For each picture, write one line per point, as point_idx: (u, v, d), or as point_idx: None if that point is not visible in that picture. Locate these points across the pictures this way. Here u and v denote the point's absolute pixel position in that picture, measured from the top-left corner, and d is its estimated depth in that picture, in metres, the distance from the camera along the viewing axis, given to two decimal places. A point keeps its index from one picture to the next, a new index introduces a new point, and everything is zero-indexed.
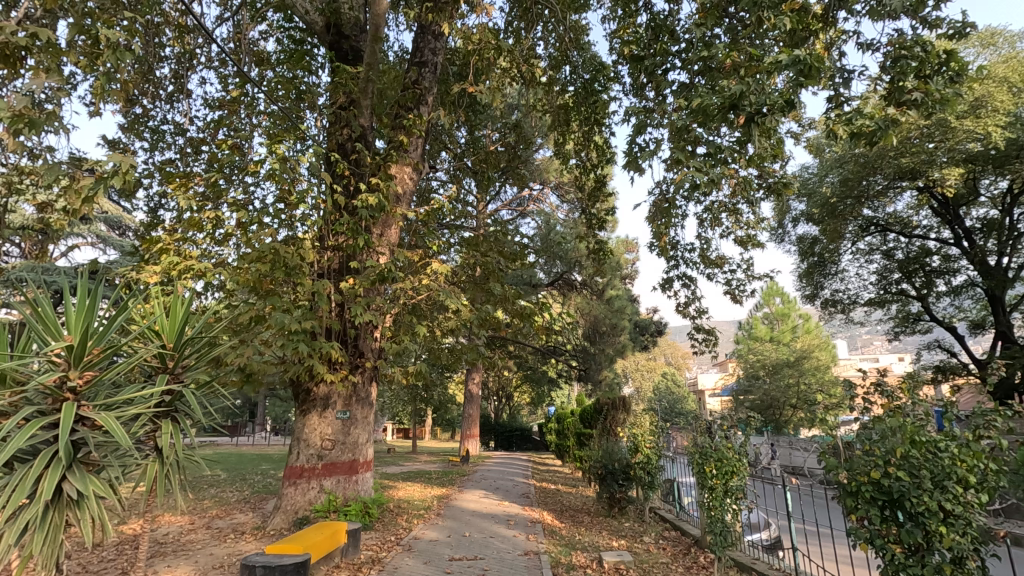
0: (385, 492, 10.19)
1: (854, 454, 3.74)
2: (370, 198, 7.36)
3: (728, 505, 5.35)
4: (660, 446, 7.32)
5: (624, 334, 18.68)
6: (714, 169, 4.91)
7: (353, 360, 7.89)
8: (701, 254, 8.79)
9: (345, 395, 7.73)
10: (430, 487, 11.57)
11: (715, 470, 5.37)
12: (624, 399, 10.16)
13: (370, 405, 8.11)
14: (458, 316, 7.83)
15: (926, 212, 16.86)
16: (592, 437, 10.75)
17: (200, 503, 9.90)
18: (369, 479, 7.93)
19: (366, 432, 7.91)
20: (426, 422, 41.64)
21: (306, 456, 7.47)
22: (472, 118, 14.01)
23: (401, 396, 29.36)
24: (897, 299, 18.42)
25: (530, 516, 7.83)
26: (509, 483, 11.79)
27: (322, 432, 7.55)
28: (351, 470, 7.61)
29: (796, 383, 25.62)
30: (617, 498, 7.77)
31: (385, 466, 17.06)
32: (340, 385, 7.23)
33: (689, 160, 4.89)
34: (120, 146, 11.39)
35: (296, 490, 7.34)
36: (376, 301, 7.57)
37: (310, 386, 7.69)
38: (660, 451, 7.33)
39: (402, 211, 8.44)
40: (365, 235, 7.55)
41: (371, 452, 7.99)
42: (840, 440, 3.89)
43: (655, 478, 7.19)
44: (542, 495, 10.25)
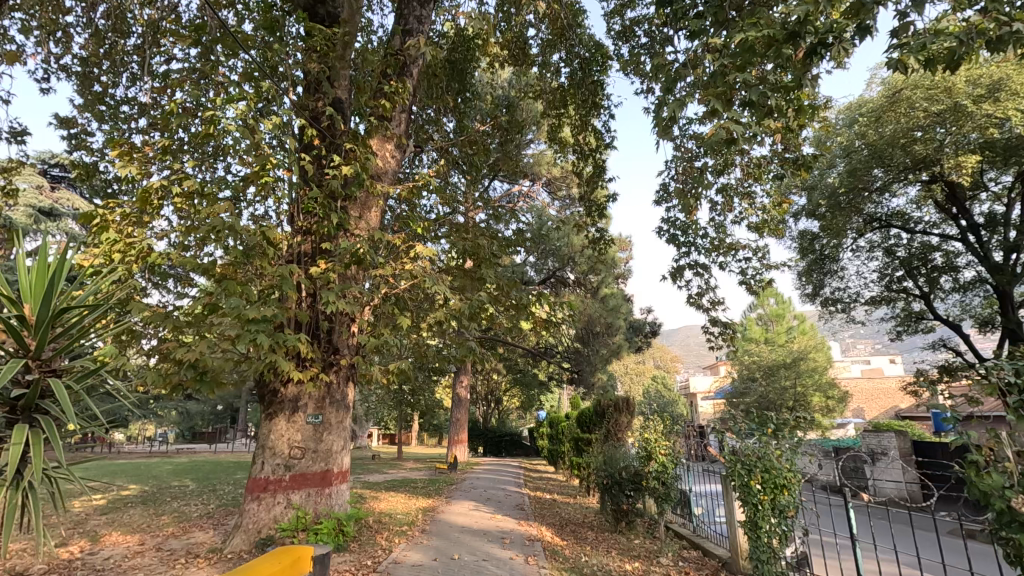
0: (365, 504, 9.25)
1: (1001, 470, 3.03)
2: (346, 171, 6.47)
3: (773, 526, 4.62)
4: (674, 452, 6.52)
5: (618, 334, 17.92)
6: (756, 120, 4.12)
7: (325, 357, 6.96)
8: (713, 240, 8.06)
9: (317, 397, 6.82)
10: (414, 498, 10.63)
11: (762, 484, 4.70)
12: (627, 401, 9.36)
13: (346, 408, 7.21)
14: (447, 307, 6.97)
15: (929, 207, 16.34)
16: (591, 442, 9.92)
17: (157, 519, 8.87)
18: (344, 493, 7.00)
19: (341, 439, 7.02)
20: (412, 428, 40.58)
21: (271, 467, 6.52)
22: (461, 104, 13.17)
23: (386, 401, 28.38)
24: (899, 298, 17.87)
25: (526, 532, 6.96)
26: (501, 493, 10.92)
27: (289, 439, 6.60)
28: (323, 482, 6.69)
29: (792, 384, 25.06)
30: (623, 511, 6.94)
31: (368, 475, 16.11)
32: (310, 385, 6.31)
33: (725, 113, 4.10)
34: (75, 126, 10.36)
35: (259, 506, 6.39)
36: (353, 289, 6.67)
37: (276, 386, 6.74)
38: (676, 458, 6.49)
39: (384, 191, 7.55)
40: (340, 215, 6.66)
41: (347, 461, 7.08)
42: (984, 452, 3.15)
43: (670, 489, 6.37)
44: (537, 506, 9.39)
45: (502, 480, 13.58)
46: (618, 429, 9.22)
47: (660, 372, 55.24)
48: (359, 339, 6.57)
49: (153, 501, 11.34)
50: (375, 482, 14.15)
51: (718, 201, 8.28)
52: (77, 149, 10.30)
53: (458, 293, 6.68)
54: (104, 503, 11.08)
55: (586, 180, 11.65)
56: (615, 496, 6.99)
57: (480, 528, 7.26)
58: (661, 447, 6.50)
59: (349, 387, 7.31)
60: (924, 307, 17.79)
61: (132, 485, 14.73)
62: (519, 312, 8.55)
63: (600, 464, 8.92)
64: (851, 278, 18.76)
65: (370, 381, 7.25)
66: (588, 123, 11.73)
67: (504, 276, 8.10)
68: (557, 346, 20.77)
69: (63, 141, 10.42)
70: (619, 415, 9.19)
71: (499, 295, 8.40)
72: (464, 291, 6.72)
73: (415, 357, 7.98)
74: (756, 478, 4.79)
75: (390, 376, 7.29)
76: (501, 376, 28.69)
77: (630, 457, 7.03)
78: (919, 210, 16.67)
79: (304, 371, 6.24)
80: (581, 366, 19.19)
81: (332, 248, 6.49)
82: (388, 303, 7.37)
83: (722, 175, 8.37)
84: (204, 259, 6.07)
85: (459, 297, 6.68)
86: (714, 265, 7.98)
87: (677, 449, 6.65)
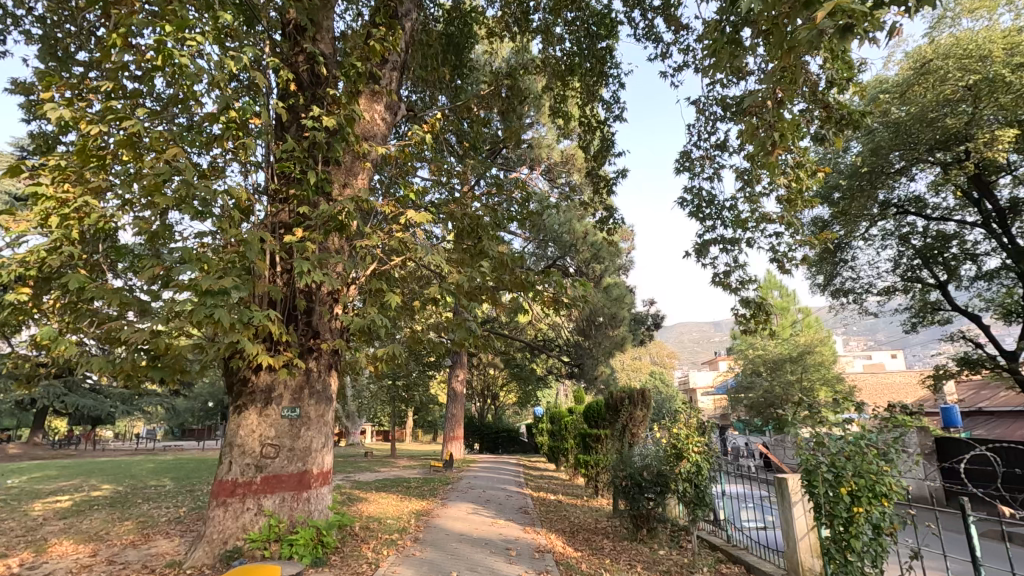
0: (352, 508, 8.40)
1: None
2: (328, 123, 5.53)
3: (862, 535, 3.92)
4: (709, 450, 5.70)
5: (622, 326, 17.15)
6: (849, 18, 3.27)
7: (303, 342, 6.06)
8: (742, 211, 7.21)
9: (293, 387, 5.93)
10: (407, 499, 9.78)
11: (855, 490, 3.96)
12: (643, 394, 8.51)
13: (329, 400, 6.33)
14: (443, 283, 6.10)
15: (946, 192, 15.63)
16: (602, 439, 9.10)
17: (119, 524, 7.96)
18: (325, 497, 6.11)
19: (321, 435, 6.13)
20: (408, 425, 39.78)
21: (240, 467, 5.63)
22: (458, 79, 12.24)
23: (380, 397, 27.51)
24: (915, 288, 17.13)
25: (534, 542, 6.11)
26: (502, 493, 10.09)
27: (261, 435, 5.72)
28: (300, 486, 5.79)
29: (798, 380, 24.36)
30: (645, 516, 6.12)
31: (359, 474, 15.27)
32: (283, 372, 5.40)
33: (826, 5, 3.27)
34: (29, 89, 9.34)
35: (225, 513, 5.51)
36: (337, 259, 5.77)
37: (247, 374, 5.87)
38: (710, 458, 5.64)
39: (370, 151, 6.61)
40: (318, 174, 5.74)
41: (328, 459, 6.20)
42: None
43: (704, 493, 5.54)
44: (542, 508, 8.57)
45: (502, 479, 12.76)
46: (633, 424, 8.38)
47: (657, 368, 54.73)
48: (339, 320, 5.65)
49: (123, 503, 10.42)
50: (366, 482, 13.24)
51: (748, 168, 7.38)
52: (34, 116, 9.31)
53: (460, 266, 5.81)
54: (69, 506, 10.15)
55: (593, 156, 10.74)
56: (634, 499, 6.15)
57: (481, 537, 6.41)
58: (693, 444, 5.67)
59: (333, 377, 6.43)
60: (941, 297, 17.07)
61: (106, 485, 13.78)
62: (524, 293, 7.65)
63: (614, 464, 8.07)
64: (865, 267, 18.01)
65: (356, 368, 6.35)
66: (596, 95, 10.84)
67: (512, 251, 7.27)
68: (558, 339, 19.93)
69: (17, 106, 9.40)
70: (634, 410, 8.31)
71: (501, 272, 7.54)
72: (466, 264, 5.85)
73: (408, 343, 7.10)
74: (849, 486, 4.03)
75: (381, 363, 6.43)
76: (499, 370, 27.85)
77: (651, 454, 6.20)
78: (937, 194, 15.96)
79: (277, 357, 5.35)
80: (583, 359, 18.34)
81: (312, 214, 5.52)
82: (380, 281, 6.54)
83: (751, 139, 7.53)
84: (153, 219, 5.05)
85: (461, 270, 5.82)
86: (744, 241, 7.21)
87: (711, 447, 5.81)
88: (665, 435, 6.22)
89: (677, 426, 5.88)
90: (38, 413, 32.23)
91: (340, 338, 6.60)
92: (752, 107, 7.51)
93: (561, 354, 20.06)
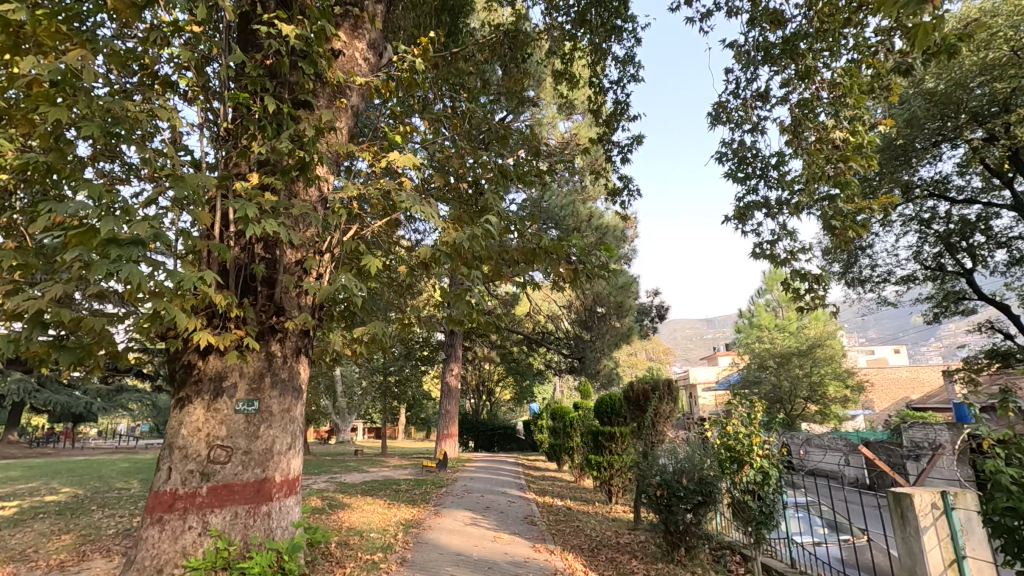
0: (331, 518, 7.26)
1: None
2: (293, 41, 4.32)
3: None
4: (772, 454, 4.60)
5: (629, 316, 16.03)
6: None
7: (263, 320, 4.86)
8: (787, 169, 6.09)
9: (252, 375, 4.77)
10: (395, 506, 8.62)
11: None
12: (670, 387, 7.58)
13: (298, 391, 5.18)
14: (435, 246, 4.90)
15: (972, 172, 14.60)
16: (619, 437, 8.00)
17: (53, 540, 6.75)
18: (291, 510, 4.96)
19: (287, 434, 4.97)
20: (400, 421, 38.66)
21: (181, 475, 4.48)
22: (452, 40, 10.98)
23: (371, 393, 26.30)
24: (937, 275, 16.11)
25: (550, 566, 5.00)
26: (504, 498, 8.99)
27: (209, 436, 4.56)
28: (258, 497, 4.64)
29: (807, 374, 23.37)
30: (684, 533, 5.05)
31: (347, 475, 14.13)
32: (233, 355, 4.21)
33: None
34: None
35: (161, 533, 4.36)
36: (307, 217, 4.57)
37: (193, 359, 4.69)
38: (776, 463, 4.54)
39: (346, 89, 5.37)
40: (277, 104, 4.49)
41: (296, 464, 5.06)
42: None
43: (766, 505, 4.47)
44: (552, 518, 7.44)
45: (503, 480, 11.67)
46: (658, 420, 7.32)
47: (655, 364, 53.95)
48: (308, 290, 4.46)
49: (74, 511, 9.20)
50: (352, 485, 12.06)
51: (797, 123, 6.22)
52: None
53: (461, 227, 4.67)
54: (10, 515, 8.91)
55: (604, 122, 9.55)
56: (670, 511, 5.06)
57: (483, 558, 5.28)
58: (751, 446, 4.56)
59: (303, 364, 5.26)
60: (965, 285, 16.15)
61: (66, 488, 12.50)
62: (530, 267, 6.46)
63: (636, 467, 7.04)
64: (884, 255, 16.95)
65: (330, 352, 5.18)
66: (607, 53, 9.60)
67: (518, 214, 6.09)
68: (559, 331, 18.78)
69: None
70: (660, 406, 7.28)
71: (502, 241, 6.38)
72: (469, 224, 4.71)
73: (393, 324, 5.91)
74: None
75: (362, 347, 5.28)
76: (495, 364, 26.71)
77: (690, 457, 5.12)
78: (963, 175, 14.95)
79: (227, 337, 4.18)
80: (585, 352, 17.22)
81: (274, 154, 4.32)
82: (360, 250, 5.39)
83: (799, 84, 6.36)
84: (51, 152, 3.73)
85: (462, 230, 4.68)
86: (794, 203, 6.05)
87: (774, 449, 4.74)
88: (713, 435, 5.10)
89: (729, 425, 4.78)
90: (12, 412, 30.83)
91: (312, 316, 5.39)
92: (799, 52, 6.34)
93: (562, 347, 18.95)
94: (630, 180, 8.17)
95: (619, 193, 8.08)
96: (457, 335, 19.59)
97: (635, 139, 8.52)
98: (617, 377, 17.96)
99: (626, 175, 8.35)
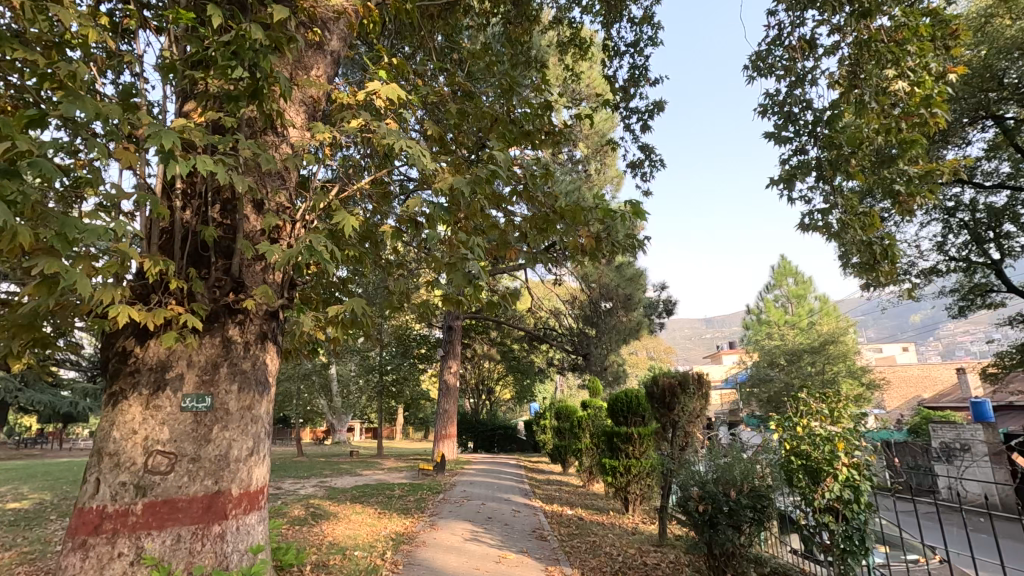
0: (311, 533, 6.39)
1: None
2: None
3: None
4: (859, 464, 4.03)
5: (638, 309, 15.16)
6: None
7: (216, 297, 3.95)
8: (843, 122, 5.14)
9: (203, 364, 3.88)
10: (386, 516, 7.74)
11: None
12: (699, 380, 6.72)
13: (265, 384, 4.28)
14: (424, 204, 3.95)
15: (1000, 157, 13.75)
16: (637, 439, 7.23)
17: None
18: (254, 530, 4.07)
19: (248, 437, 4.07)
20: (398, 422, 37.86)
21: (111, 489, 3.58)
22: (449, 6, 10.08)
23: (366, 392, 25.44)
24: (962, 267, 15.26)
25: None
26: (507, 506, 8.13)
27: (147, 440, 3.67)
28: (209, 515, 3.75)
29: (818, 372, 22.56)
30: (733, 552, 4.50)
31: (338, 478, 13.28)
32: (170, 340, 3.30)
33: None
34: None
35: (83, 562, 3.47)
36: (263, 164, 3.61)
37: (129, 345, 3.79)
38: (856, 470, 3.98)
39: (319, 21, 4.41)
40: (225, 21, 3.52)
41: (260, 472, 4.18)
42: None
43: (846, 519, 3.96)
44: (562, 530, 6.58)
45: (505, 485, 10.82)
46: (685, 419, 6.46)
47: (656, 364, 53.30)
48: (266, 260, 3.54)
49: (29, 521, 8.31)
50: (342, 490, 11.19)
51: (853, 72, 5.30)
52: None
53: (455, 176, 3.75)
54: None
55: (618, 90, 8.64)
56: (718, 529, 4.48)
57: None
58: (839, 456, 4.00)
59: (271, 351, 4.36)
60: (993, 277, 15.31)
61: (33, 494, 11.58)
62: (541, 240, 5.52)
63: (662, 472, 6.20)
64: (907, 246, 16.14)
65: (298, 336, 4.28)
66: (622, 16, 8.72)
67: (524, 179, 5.14)
68: (563, 326, 17.90)
69: None
70: (689, 401, 6.44)
71: (501, 209, 5.46)
72: (465, 173, 3.79)
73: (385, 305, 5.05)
74: None
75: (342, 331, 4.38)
76: (495, 362, 25.87)
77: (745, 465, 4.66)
78: (990, 161, 14.09)
79: (163, 316, 3.24)
80: (590, 348, 16.40)
81: (221, 84, 3.33)
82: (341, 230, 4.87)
83: (855, 26, 5.40)
84: None
85: (455, 180, 3.76)
86: (850, 164, 5.13)
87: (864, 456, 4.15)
88: (776, 437, 4.59)
89: (799, 427, 4.31)
90: None
91: (280, 294, 4.49)
92: None
93: (565, 343, 18.10)
94: (651, 151, 7.33)
95: (639, 165, 7.25)
96: (456, 331, 18.75)
97: (656, 107, 7.65)
98: (623, 374, 17.11)
99: (646, 146, 7.50)
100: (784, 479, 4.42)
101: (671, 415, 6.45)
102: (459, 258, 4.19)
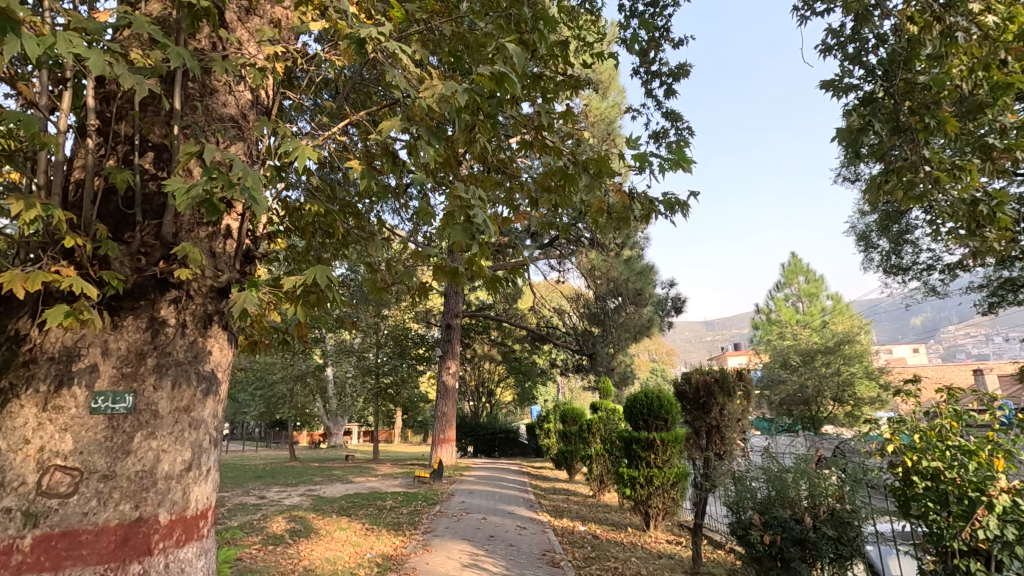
0: (281, 558, 5.47)
1: None
2: None
3: None
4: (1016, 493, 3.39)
5: (649, 306, 14.22)
6: None
7: (132, 261, 3.04)
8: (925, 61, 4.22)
9: (125, 350, 3.03)
10: (372, 533, 6.80)
11: None
12: (739, 377, 5.84)
13: (210, 378, 3.40)
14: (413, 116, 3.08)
15: None
16: (661, 443, 6.46)
17: None
18: (194, 566, 3.20)
19: (187, 446, 3.18)
20: (396, 424, 37.02)
21: None
22: None
23: (363, 394, 24.50)
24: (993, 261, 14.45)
25: None
26: (511, 521, 7.22)
27: (42, 452, 2.77)
28: (128, 549, 2.87)
29: (834, 373, 21.62)
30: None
31: (329, 487, 12.33)
32: (52, 309, 2.41)
33: None
34: None
35: None
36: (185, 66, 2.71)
37: (24, 327, 2.90)
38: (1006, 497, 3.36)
39: None
40: None
41: (205, 492, 3.31)
42: None
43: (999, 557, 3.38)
44: (575, 552, 5.69)
45: (506, 495, 9.91)
46: (723, 422, 5.62)
47: (657, 366, 52.58)
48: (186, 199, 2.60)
49: None
50: (330, 499, 10.29)
51: None
52: None
53: (451, 87, 2.88)
54: None
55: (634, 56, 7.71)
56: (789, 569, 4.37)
57: None
58: (1000, 476, 3.39)
59: (219, 337, 3.49)
60: None
61: None
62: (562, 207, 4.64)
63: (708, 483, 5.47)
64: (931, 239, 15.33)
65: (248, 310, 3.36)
66: None
67: (536, 127, 4.22)
68: (568, 325, 16.98)
69: None
70: (727, 401, 5.60)
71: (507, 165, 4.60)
72: (461, 86, 2.91)
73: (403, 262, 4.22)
74: None
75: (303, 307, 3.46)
76: (496, 363, 25.02)
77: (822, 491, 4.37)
78: None
79: (38, 281, 2.32)
80: (596, 347, 15.54)
81: None
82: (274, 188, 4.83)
83: None
84: None
85: (452, 91, 2.89)
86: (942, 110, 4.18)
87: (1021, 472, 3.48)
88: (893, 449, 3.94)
89: (918, 435, 3.80)
90: None
91: (227, 260, 3.56)
92: None
93: (569, 343, 17.23)
94: (676, 118, 6.52)
95: (663, 133, 6.44)
96: (455, 329, 17.84)
97: (681, 71, 7.02)
98: (631, 375, 16.20)
99: (670, 113, 6.71)
100: (903, 509, 3.87)
101: (711, 418, 5.65)
102: (458, 206, 3.31)
